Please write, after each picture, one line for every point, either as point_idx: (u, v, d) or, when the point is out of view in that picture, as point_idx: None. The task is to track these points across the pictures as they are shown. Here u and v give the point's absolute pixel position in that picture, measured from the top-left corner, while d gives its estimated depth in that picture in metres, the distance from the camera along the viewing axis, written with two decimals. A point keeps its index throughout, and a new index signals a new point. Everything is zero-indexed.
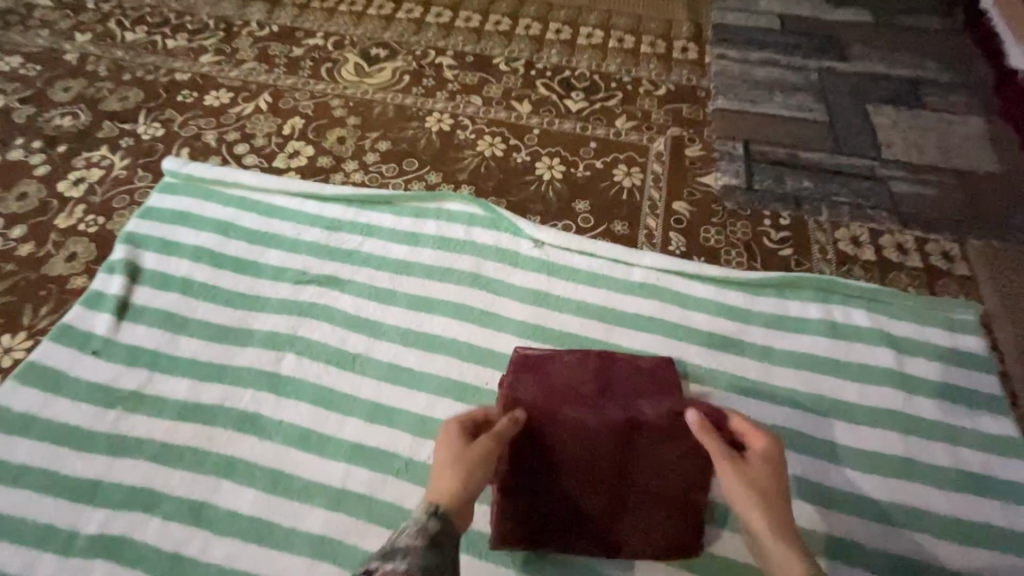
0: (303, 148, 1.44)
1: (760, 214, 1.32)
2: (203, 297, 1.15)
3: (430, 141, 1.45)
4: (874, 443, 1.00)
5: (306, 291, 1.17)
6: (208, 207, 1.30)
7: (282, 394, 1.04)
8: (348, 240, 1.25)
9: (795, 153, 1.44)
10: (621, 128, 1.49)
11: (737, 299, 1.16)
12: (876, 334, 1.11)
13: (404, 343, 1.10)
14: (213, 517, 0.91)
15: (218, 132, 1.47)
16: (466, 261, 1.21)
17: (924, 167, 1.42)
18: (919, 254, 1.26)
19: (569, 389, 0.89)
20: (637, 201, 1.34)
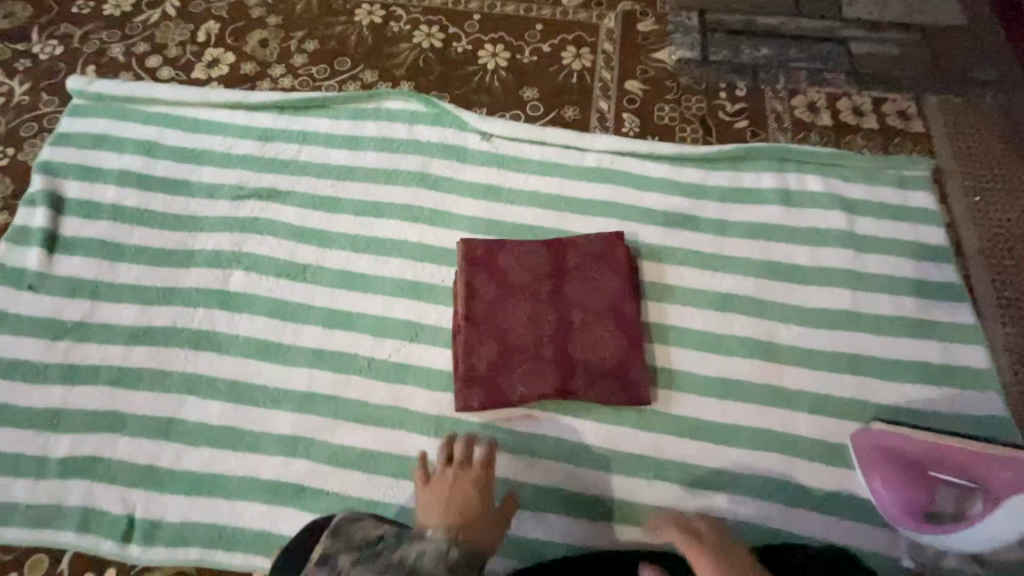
0: (223, 56, 1.31)
1: (715, 87, 1.26)
2: (136, 222, 1.09)
3: (362, 37, 1.33)
4: (825, 301, 1.02)
5: (246, 207, 1.11)
6: (126, 127, 1.19)
7: (234, 310, 1.01)
8: (284, 150, 1.17)
9: (753, 18, 1.34)
10: (569, 6, 1.38)
11: (691, 176, 1.14)
12: (829, 199, 1.11)
13: (354, 249, 1.07)
14: (181, 430, 0.92)
15: (124, 44, 1.32)
16: (412, 162, 1.16)
17: (887, 23, 1.33)
18: (876, 114, 1.23)
19: (521, 252, 0.99)
20: (588, 84, 1.27)
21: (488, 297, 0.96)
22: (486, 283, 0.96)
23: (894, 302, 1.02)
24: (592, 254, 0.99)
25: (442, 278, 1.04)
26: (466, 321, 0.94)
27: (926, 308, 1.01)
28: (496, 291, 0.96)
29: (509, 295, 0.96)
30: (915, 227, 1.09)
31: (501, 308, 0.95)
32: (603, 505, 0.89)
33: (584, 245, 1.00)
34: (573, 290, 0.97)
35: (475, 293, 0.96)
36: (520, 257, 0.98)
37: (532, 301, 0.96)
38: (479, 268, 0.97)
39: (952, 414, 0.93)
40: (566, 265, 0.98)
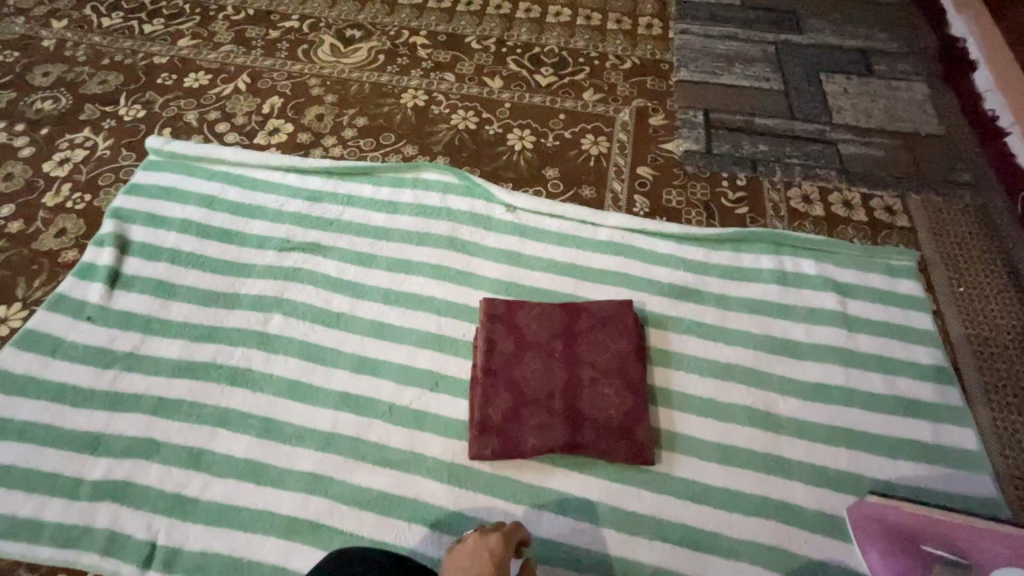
0: (283, 126, 1.49)
1: (718, 176, 1.40)
2: (192, 265, 1.21)
3: (406, 116, 1.51)
4: (821, 376, 1.09)
5: (291, 258, 1.23)
6: (192, 182, 1.34)
7: (271, 351, 1.10)
8: (329, 210, 1.31)
9: (752, 120, 1.52)
10: (588, 100, 1.56)
11: (695, 253, 1.25)
12: (823, 282, 1.21)
13: (385, 302, 1.17)
14: (210, 461, 0.98)
15: (198, 111, 1.52)
16: (443, 226, 1.28)
17: (872, 130, 1.51)
18: (864, 209, 1.35)
19: (537, 311, 1.08)
20: (604, 167, 1.42)
21: (505, 350, 1.04)
22: (505, 337, 1.05)
23: (886, 381, 1.08)
24: (603, 317, 1.08)
25: (464, 333, 1.13)
26: (483, 370, 1.02)
27: (917, 388, 1.07)
28: (513, 345, 1.05)
29: (525, 350, 1.04)
30: (904, 312, 1.17)
31: (517, 361, 1.03)
32: (606, 560, 0.92)
33: (595, 308, 1.09)
34: (583, 348, 1.05)
35: (494, 346, 1.05)
36: (536, 315, 1.07)
37: (545, 356, 1.04)
38: (498, 323, 1.07)
39: (947, 493, 0.97)
40: (578, 325, 1.07)
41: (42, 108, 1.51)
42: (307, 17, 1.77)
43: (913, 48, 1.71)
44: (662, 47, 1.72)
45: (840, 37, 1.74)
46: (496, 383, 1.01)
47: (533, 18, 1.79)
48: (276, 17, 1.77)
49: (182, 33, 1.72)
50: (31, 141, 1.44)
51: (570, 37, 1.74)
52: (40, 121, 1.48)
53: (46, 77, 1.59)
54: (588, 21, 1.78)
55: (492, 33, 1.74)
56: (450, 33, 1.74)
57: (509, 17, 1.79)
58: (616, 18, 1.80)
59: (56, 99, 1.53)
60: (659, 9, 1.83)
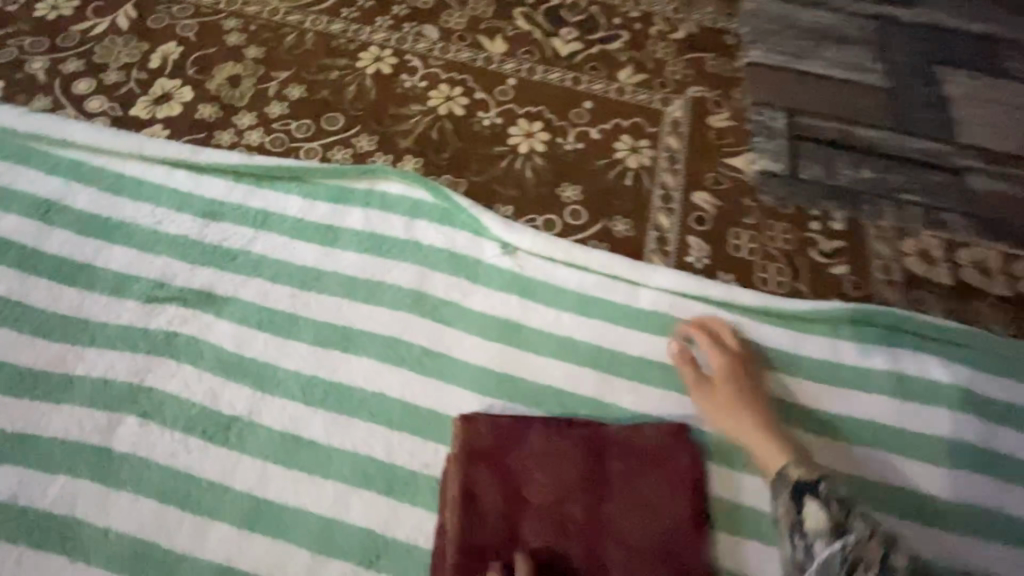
0: (178, 91, 1.00)
1: (805, 214, 0.98)
2: (3, 321, 0.77)
3: (363, 89, 1.04)
4: (949, 553, 0.75)
5: (163, 315, 0.79)
6: (23, 177, 0.88)
7: (115, 483, 0.69)
8: (232, 235, 0.86)
9: (850, 130, 1.09)
10: (626, 84, 1.10)
11: (776, 338, 0.85)
12: (958, 397, 0.83)
13: (305, 401, 0.75)
14: None
15: (51, 59, 1.02)
16: (405, 274, 0.85)
17: (1010, 157, 1.10)
18: (1006, 277, 0.96)
19: (546, 443, 0.71)
20: (645, 189, 0.98)
21: (496, 510, 0.68)
22: (495, 490, 0.68)
23: None
24: (644, 455, 0.72)
25: (426, 461, 0.73)
26: (459, 546, 0.66)
27: None
28: (507, 502, 0.68)
29: (526, 510, 0.68)
30: None
31: (513, 530, 0.67)
32: None
33: (632, 439, 0.73)
34: (614, 509, 0.69)
35: (478, 502, 0.68)
36: (546, 452, 0.71)
37: (556, 523, 0.67)
38: (486, 464, 0.69)
39: None
40: (607, 469, 0.71)
41: None
42: None
43: None
44: (729, 9, 1.24)
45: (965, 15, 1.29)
46: (478, 569, 0.65)
47: None
48: None
49: None
50: None
51: None
52: None
53: None
54: None
55: None
56: None
57: None
58: None
59: None
60: None
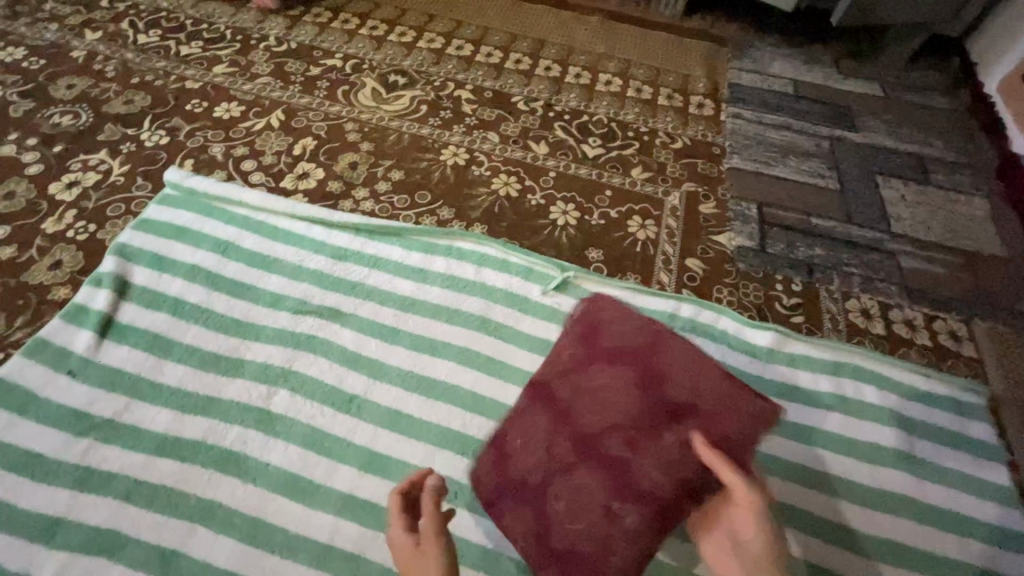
0: (313, 170, 1.40)
1: (772, 278, 1.31)
2: (195, 320, 1.09)
3: (445, 175, 1.43)
4: (886, 529, 0.98)
5: (305, 323, 1.11)
6: (208, 224, 1.24)
7: (271, 434, 0.97)
8: (354, 271, 1.20)
9: (807, 219, 1.44)
10: (637, 178, 1.49)
11: (747, 364, 1.14)
12: (887, 414, 1.10)
13: (405, 387, 1.04)
14: (184, 567, 0.84)
15: (225, 145, 1.42)
16: (475, 304, 1.17)
17: (932, 244, 1.43)
18: (927, 331, 1.26)
19: (584, 373, 0.82)
20: (650, 255, 1.32)
21: (541, 434, 0.81)
22: (543, 417, 0.82)
23: (959, 543, 0.97)
24: (678, 387, 0.77)
25: (490, 434, 1.00)
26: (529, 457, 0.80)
27: (991, 556, 0.96)
28: (555, 428, 0.80)
29: (570, 436, 0.79)
30: (973, 460, 1.06)
31: (561, 457, 0.78)
32: None
33: (671, 379, 0.78)
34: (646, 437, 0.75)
35: (529, 435, 0.82)
36: (588, 390, 0.80)
37: (598, 446, 0.77)
38: (539, 403, 0.83)
39: None
40: (642, 407, 0.77)
41: (60, 123, 1.42)
42: (350, 56, 1.72)
43: (971, 161, 1.65)
44: (713, 129, 1.66)
45: (896, 140, 1.69)
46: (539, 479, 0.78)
47: (582, 83, 1.74)
48: (318, 53, 1.71)
49: (219, 59, 1.65)
50: (41, 157, 1.34)
51: (620, 108, 1.68)
52: (55, 136, 1.39)
53: (68, 90, 1.50)
54: (638, 93, 1.73)
55: (540, 95, 1.68)
56: (496, 90, 1.68)
57: (559, 79, 1.74)
58: (667, 92, 1.75)
59: (76, 115, 1.44)
60: (712, 88, 1.78)
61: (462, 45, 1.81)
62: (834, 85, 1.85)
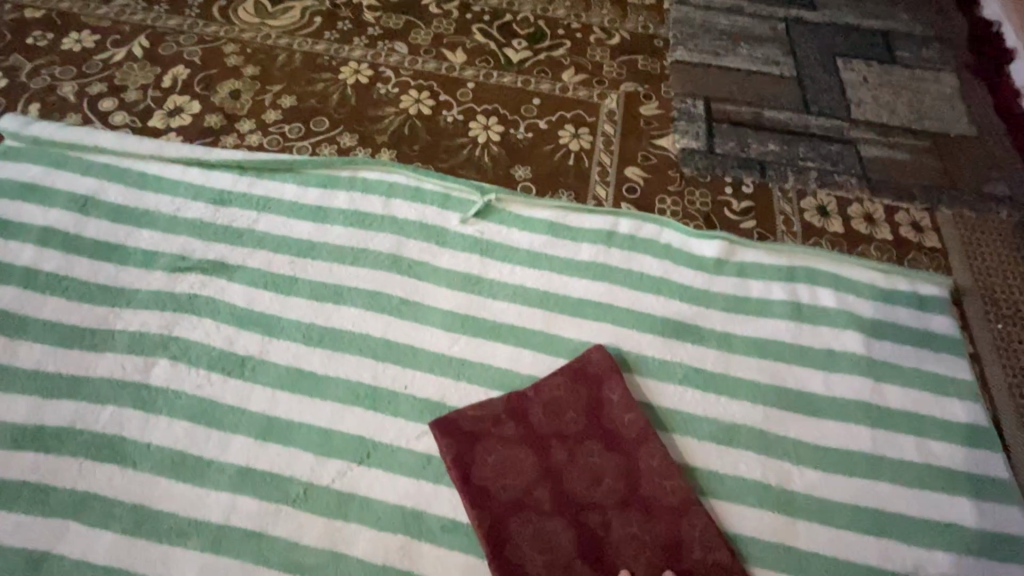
0: (188, 104, 1.19)
1: (721, 181, 1.18)
2: (51, 291, 0.93)
3: (345, 97, 1.23)
4: (841, 439, 0.90)
5: (185, 282, 0.96)
6: (61, 178, 1.04)
7: (151, 410, 0.84)
8: (240, 216, 1.03)
9: (759, 112, 1.29)
10: (569, 83, 1.30)
11: (693, 279, 1.03)
12: (844, 317, 1.01)
13: (305, 342, 0.92)
14: (58, 569, 0.73)
15: (78, 83, 1.20)
16: (384, 241, 1.02)
17: (896, 128, 1.29)
18: (888, 225, 1.15)
19: (547, 399, 0.87)
20: (585, 167, 1.17)
21: (508, 457, 0.83)
22: (512, 444, 0.84)
23: (918, 444, 0.90)
24: (625, 419, 0.87)
25: (406, 384, 0.89)
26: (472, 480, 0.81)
27: (951, 454, 0.90)
28: (520, 459, 0.83)
29: (535, 464, 0.83)
30: (935, 356, 0.99)
31: (526, 485, 0.81)
32: None
33: (615, 414, 0.87)
34: (596, 473, 0.83)
35: (497, 461, 0.82)
36: (553, 419, 0.86)
37: (558, 480, 0.82)
38: (488, 425, 0.85)
39: None
40: (592, 443, 0.85)
41: None
42: None
43: (940, 33, 1.49)
44: (656, 19, 1.45)
45: (859, 15, 1.51)
46: (481, 498, 0.80)
47: None
48: None
49: None
50: None
51: (549, 3, 1.45)
52: None
53: None
54: None
55: None
56: None
57: None
58: None
59: None
60: None
61: None
62: None
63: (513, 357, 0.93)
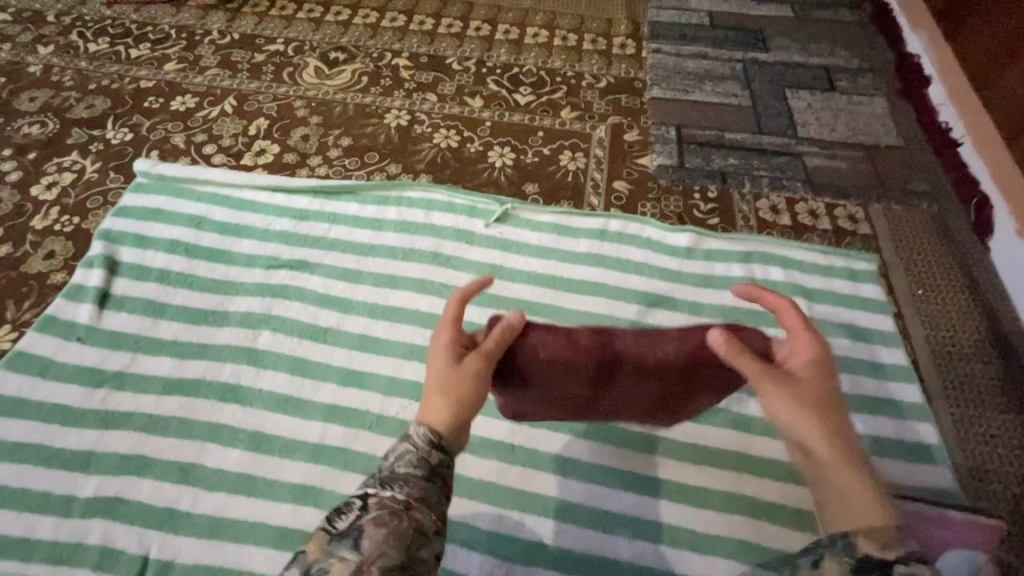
0: (270, 147, 1.53)
1: (690, 189, 1.47)
2: (180, 284, 1.24)
3: (390, 136, 1.56)
4: None
5: (278, 275, 1.26)
6: (180, 203, 1.37)
7: (260, 366, 1.13)
8: (316, 227, 1.34)
9: (721, 134, 1.59)
10: (566, 118, 1.63)
11: (669, 263, 1.31)
12: (790, 287, 1.27)
13: (371, 316, 1.20)
14: (201, 475, 1.00)
15: (186, 134, 1.55)
16: (427, 242, 1.32)
17: (836, 143, 1.59)
18: (828, 217, 1.43)
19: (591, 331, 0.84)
20: (581, 182, 1.48)
21: (549, 366, 0.83)
22: (578, 360, 0.82)
23: (851, 380, 1.15)
24: (711, 359, 0.83)
25: None
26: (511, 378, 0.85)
27: (877, 386, 1.14)
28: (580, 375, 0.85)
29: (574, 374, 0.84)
30: (865, 315, 1.24)
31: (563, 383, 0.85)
32: (590, 560, 0.95)
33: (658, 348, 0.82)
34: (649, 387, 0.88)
35: (555, 360, 0.83)
36: (625, 345, 0.82)
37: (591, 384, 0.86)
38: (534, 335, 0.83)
39: (904, 485, 1.04)
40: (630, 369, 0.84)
41: (30, 133, 1.54)
42: (292, 40, 1.83)
43: (872, 66, 1.80)
44: (635, 65, 1.79)
45: (804, 55, 1.84)
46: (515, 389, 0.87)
47: (511, 38, 1.86)
48: (261, 41, 1.82)
49: (168, 57, 1.76)
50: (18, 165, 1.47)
51: (548, 57, 1.80)
52: (27, 146, 1.51)
53: (32, 102, 1.62)
54: (565, 41, 1.86)
55: (472, 54, 1.80)
56: (431, 55, 1.80)
57: (489, 37, 1.86)
58: (591, 37, 1.87)
59: (44, 125, 1.56)
60: (633, 29, 1.91)
61: (395, 16, 1.92)
62: (747, 12, 1.98)
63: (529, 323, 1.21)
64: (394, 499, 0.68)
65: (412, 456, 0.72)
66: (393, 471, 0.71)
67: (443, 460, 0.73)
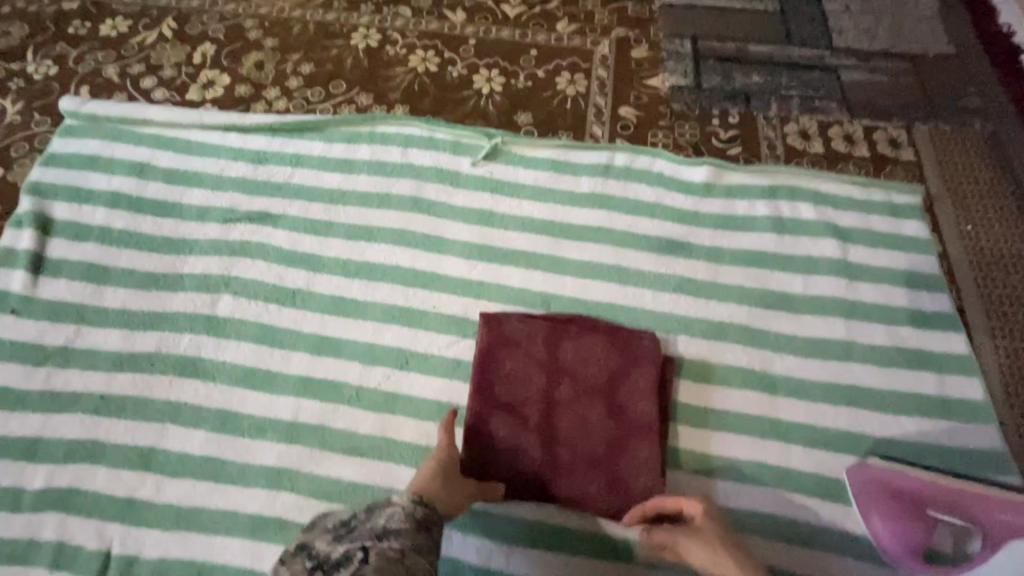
0: (219, 78, 1.32)
1: (708, 114, 1.27)
2: (125, 244, 1.08)
3: (358, 61, 1.34)
4: (818, 330, 1.02)
5: (236, 230, 1.10)
6: (118, 148, 1.18)
7: (222, 336, 1.00)
8: (277, 172, 1.16)
9: (744, 47, 1.36)
10: (563, 32, 1.39)
11: (684, 203, 1.14)
12: (823, 227, 1.11)
13: (345, 275, 1.06)
14: (164, 460, 0.90)
15: (120, 65, 1.33)
16: (405, 186, 1.15)
17: (876, 53, 1.36)
18: (867, 143, 1.24)
19: (557, 327, 0.95)
20: (582, 109, 1.28)
21: (517, 365, 0.92)
22: (545, 334, 0.94)
23: (889, 331, 1.02)
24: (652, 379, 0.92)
25: (435, 304, 1.03)
26: (488, 367, 0.91)
27: (917, 338, 1.01)
28: (537, 373, 0.92)
29: (540, 376, 0.92)
30: (907, 256, 1.09)
31: (522, 351, 0.93)
32: (595, 538, 0.88)
33: (604, 364, 0.93)
34: (586, 360, 0.93)
35: (515, 337, 0.94)
36: (582, 350, 0.93)
37: (554, 363, 0.92)
38: (506, 319, 0.95)
39: (941, 447, 0.94)
40: (587, 368, 0.92)
41: None
42: None
43: None
44: None
45: None
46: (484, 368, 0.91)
47: None
48: None
49: None
50: None
51: None
52: None
53: None
54: None
55: None
56: None
57: None
58: None
59: None
60: None
61: None
62: None
63: (525, 278, 1.06)
64: (390, 551, 0.64)
65: (395, 510, 0.69)
66: (384, 529, 0.67)
67: (435, 517, 0.72)
